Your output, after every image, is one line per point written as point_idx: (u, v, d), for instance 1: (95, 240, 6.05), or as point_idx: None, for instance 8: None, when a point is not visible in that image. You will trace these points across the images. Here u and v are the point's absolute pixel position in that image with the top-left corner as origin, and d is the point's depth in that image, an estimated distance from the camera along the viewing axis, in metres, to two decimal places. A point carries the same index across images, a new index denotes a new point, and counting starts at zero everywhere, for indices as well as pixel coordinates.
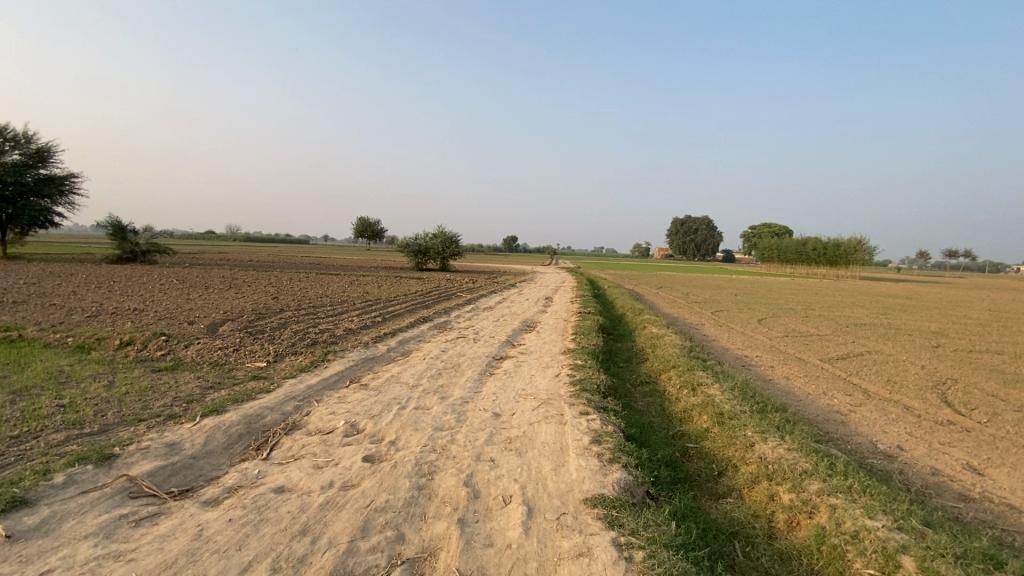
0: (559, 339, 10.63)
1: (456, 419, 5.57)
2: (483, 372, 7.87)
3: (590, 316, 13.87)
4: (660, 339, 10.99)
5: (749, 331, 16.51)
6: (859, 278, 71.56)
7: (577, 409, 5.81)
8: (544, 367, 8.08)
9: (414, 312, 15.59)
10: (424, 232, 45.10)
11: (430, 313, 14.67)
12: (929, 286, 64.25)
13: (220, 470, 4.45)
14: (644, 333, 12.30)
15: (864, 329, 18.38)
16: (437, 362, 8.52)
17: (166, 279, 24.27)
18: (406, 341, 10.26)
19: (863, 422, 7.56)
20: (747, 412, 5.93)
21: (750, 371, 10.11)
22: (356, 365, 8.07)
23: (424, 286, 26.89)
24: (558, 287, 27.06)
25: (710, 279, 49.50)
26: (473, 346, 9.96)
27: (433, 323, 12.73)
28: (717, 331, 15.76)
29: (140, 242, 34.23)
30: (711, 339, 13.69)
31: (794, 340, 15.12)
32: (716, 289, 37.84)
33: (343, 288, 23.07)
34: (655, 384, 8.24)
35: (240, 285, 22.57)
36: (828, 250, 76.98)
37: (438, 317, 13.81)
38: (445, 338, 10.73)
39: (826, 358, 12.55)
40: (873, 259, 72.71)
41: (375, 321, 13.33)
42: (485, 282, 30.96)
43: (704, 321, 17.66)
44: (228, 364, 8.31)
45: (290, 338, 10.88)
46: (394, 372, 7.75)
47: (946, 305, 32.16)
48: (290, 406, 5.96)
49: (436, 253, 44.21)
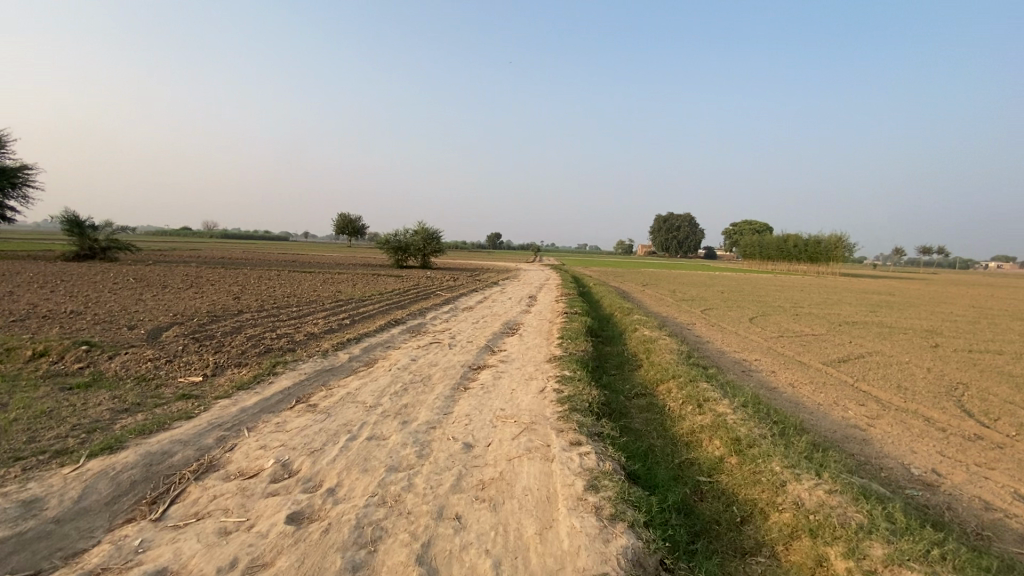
0: (544, 345, 9.59)
1: (417, 454, 4.48)
2: (456, 386, 6.79)
3: (577, 318, 12.84)
4: (654, 344, 10.01)
5: (743, 331, 15.68)
6: (840, 274, 72.04)
7: (567, 438, 4.77)
8: (526, 380, 7.02)
9: (387, 313, 14.38)
10: (404, 229, 43.72)
11: (404, 315, 13.51)
12: (907, 282, 64.85)
13: (88, 541, 3.30)
14: (636, 336, 11.30)
15: (858, 328, 17.74)
16: (404, 374, 7.40)
17: (122, 278, 22.53)
18: (373, 347, 9.10)
19: (889, 440, 6.65)
20: (770, 439, 4.95)
21: (754, 378, 9.18)
22: (307, 379, 6.91)
23: (402, 284, 25.63)
24: (542, 287, 24.76)
25: (694, 276, 49.09)
26: (447, 353, 8.85)
27: (406, 326, 11.57)
28: (710, 331, 14.88)
29: (100, 238, 32.27)
30: (705, 341, 12.81)
31: (790, 341, 14.32)
32: (701, 286, 37.24)
33: (315, 286, 21.68)
34: (652, 398, 7.24)
35: (202, 284, 20.99)
36: (809, 247, 77.38)
37: (411, 319, 12.66)
38: (417, 344, 9.60)
39: (829, 362, 11.74)
40: (853, 256, 73.39)
41: (342, 324, 12.10)
42: (466, 279, 29.79)
43: (695, 321, 16.80)
44: (156, 379, 7.05)
45: (241, 345, 9.62)
46: (351, 388, 6.61)
47: (931, 302, 32.03)
48: (210, 438, 4.80)
49: (416, 251, 42.90)
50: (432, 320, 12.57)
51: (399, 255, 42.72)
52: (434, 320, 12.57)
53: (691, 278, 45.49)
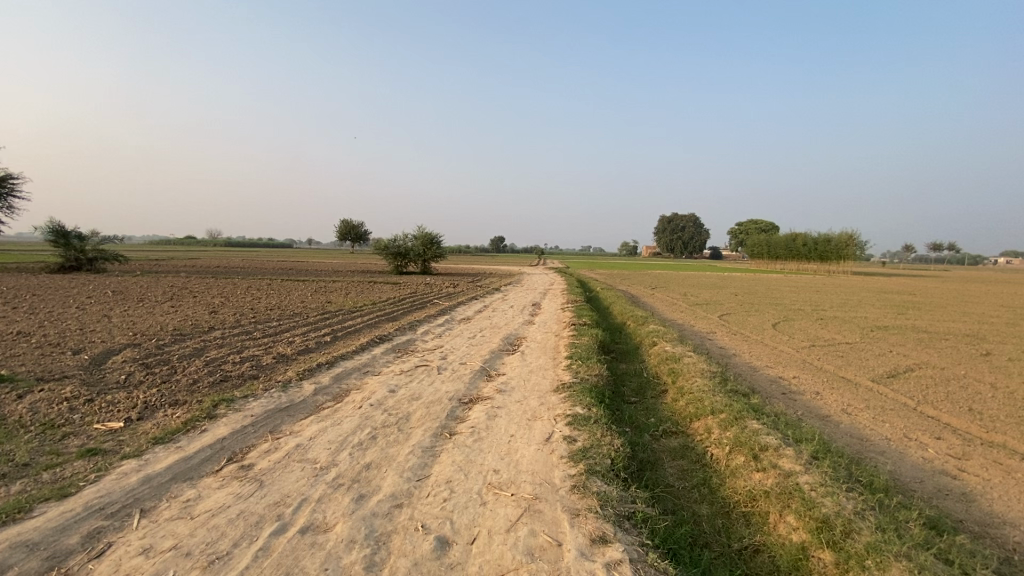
0: (550, 367, 8.11)
1: (367, 564, 3.04)
2: (439, 431, 5.33)
3: (586, 331, 11.36)
4: (679, 364, 8.48)
5: (769, 341, 14.16)
6: (851, 273, 70.11)
7: (587, 531, 3.32)
8: (529, 421, 5.55)
9: (375, 327, 12.94)
10: (404, 234, 42.35)
11: (392, 329, 12.09)
12: (923, 281, 62.85)
13: None
14: (656, 353, 9.79)
15: (893, 334, 16.13)
16: (376, 413, 5.95)
17: (101, 290, 21.22)
18: (346, 375, 7.65)
19: (999, 496, 5.13)
20: (875, 525, 3.49)
21: (801, 405, 7.67)
22: (252, 426, 5.47)
23: (399, 292, 24.21)
24: (547, 287, 27.22)
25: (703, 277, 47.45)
26: (434, 381, 7.39)
27: (392, 344, 10.12)
28: (734, 342, 13.37)
29: (87, 248, 31.07)
30: (732, 355, 11.30)
31: (825, 352, 12.78)
32: (712, 288, 35.68)
33: (303, 297, 20.30)
34: (688, 442, 5.77)
35: (183, 297, 19.63)
36: (819, 246, 75.53)
37: (399, 335, 11.20)
38: (400, 368, 8.14)
39: (877, 378, 10.19)
40: (864, 254, 71.52)
41: (320, 342, 10.65)
42: (467, 285, 28.37)
43: (714, 330, 15.26)
44: (65, 426, 5.61)
45: (195, 374, 8.18)
46: (305, 438, 5.17)
47: (957, 301, 30.29)
48: (76, 536, 3.37)
49: (416, 256, 41.59)
50: (424, 335, 11.13)
51: (398, 261, 41.38)
52: (425, 335, 11.14)
53: (700, 280, 43.93)
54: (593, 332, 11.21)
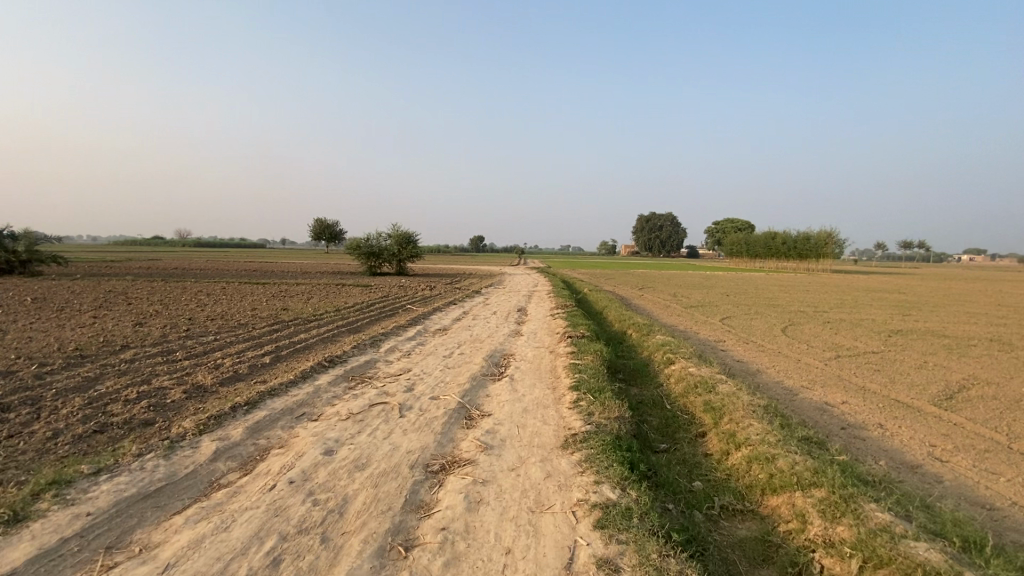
0: (550, 403, 6.09)
1: None
2: (388, 543, 3.26)
3: (587, 346, 9.36)
4: (716, 395, 6.55)
5: (789, 351, 12.41)
6: (831, 272, 70.09)
7: None
8: (534, 515, 3.54)
9: (330, 343, 10.72)
10: (377, 233, 39.93)
11: (351, 345, 9.91)
12: (901, 278, 63.07)
13: None
14: (677, 376, 7.86)
15: (915, 341, 14.64)
16: (296, 500, 3.85)
17: (21, 296, 18.41)
18: (270, 424, 5.50)
19: None
20: None
21: (884, 454, 5.80)
22: (76, 542, 3.31)
23: (369, 295, 21.93)
24: (533, 288, 26.35)
25: (688, 277, 46.19)
26: (393, 429, 5.31)
27: (346, 367, 7.98)
28: (752, 355, 11.59)
29: (18, 249, 27.88)
30: (759, 374, 9.51)
31: (858, 366, 11.07)
32: (701, 288, 34.22)
33: (257, 303, 17.87)
34: (770, 534, 3.85)
35: (114, 304, 16.99)
36: (798, 244, 75.45)
37: (357, 354, 9.04)
38: (349, 409, 6.02)
39: (937, 400, 8.48)
40: (843, 253, 71.68)
41: (254, 368, 8.42)
42: (445, 287, 26.22)
43: (724, 338, 13.46)
44: None
45: (62, 422, 5.92)
46: (157, 568, 3.05)
47: (951, 301, 29.40)
48: None
49: (390, 256, 39.23)
50: (388, 355, 8.99)
51: (372, 261, 38.90)
52: (390, 355, 9.00)
53: (686, 279, 42.47)
54: (597, 349, 9.21)
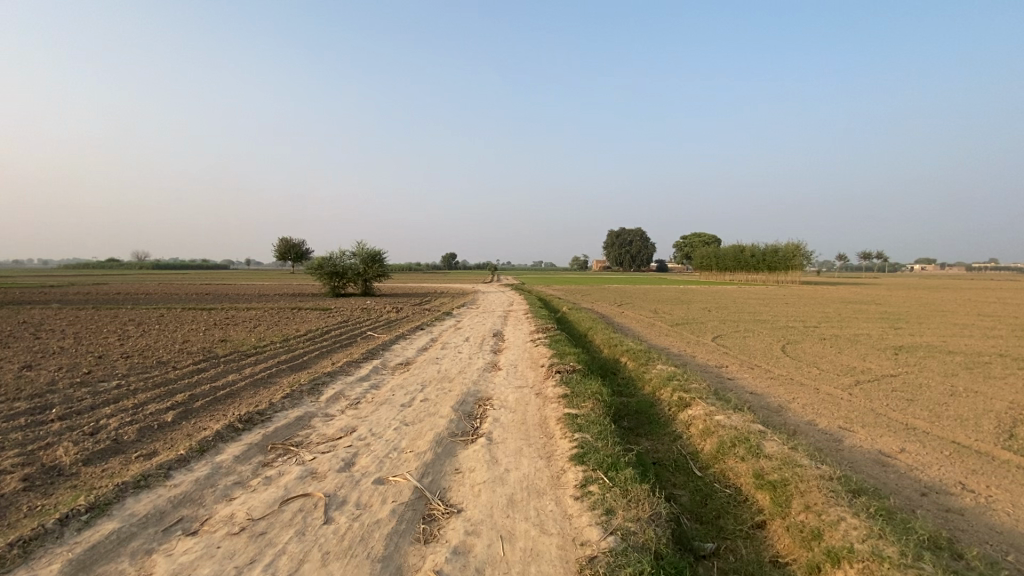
0: (547, 486, 4.30)
1: None
2: None
3: (582, 385, 7.54)
4: (769, 461, 4.82)
5: (802, 378, 10.93)
6: (801, 284, 70.69)
7: None
8: None
9: (262, 388, 8.61)
10: (342, 251, 37.68)
11: (286, 392, 7.86)
12: (868, 288, 64.12)
13: None
14: (701, 428, 6.14)
15: (927, 360, 13.43)
16: None
17: None
18: (109, 552, 3.49)
19: None
20: None
21: (1008, 544, 4.21)
22: None
23: (327, 321, 19.72)
24: (509, 308, 24.59)
25: (664, 291, 45.37)
26: (308, 556, 3.42)
27: (266, 432, 5.96)
28: (765, 385, 10.03)
29: None
30: (786, 411, 7.95)
31: (886, 394, 9.62)
32: (681, 302, 33.21)
33: (191, 334, 15.49)
34: None
35: (15, 339, 14.32)
36: (768, 257, 76.07)
37: (289, 406, 7.01)
38: (249, 511, 4.08)
39: (1003, 441, 7.07)
40: (811, 264, 72.74)
41: (145, 433, 6.31)
42: (414, 309, 24.21)
43: (727, 364, 11.89)
44: None
45: None
46: None
47: (931, 312, 28.93)
48: None
49: (356, 275, 37.00)
50: (329, 408, 7.01)
51: (336, 281, 36.58)
52: (331, 408, 7.00)
53: (663, 294, 41.58)
54: (594, 388, 7.40)
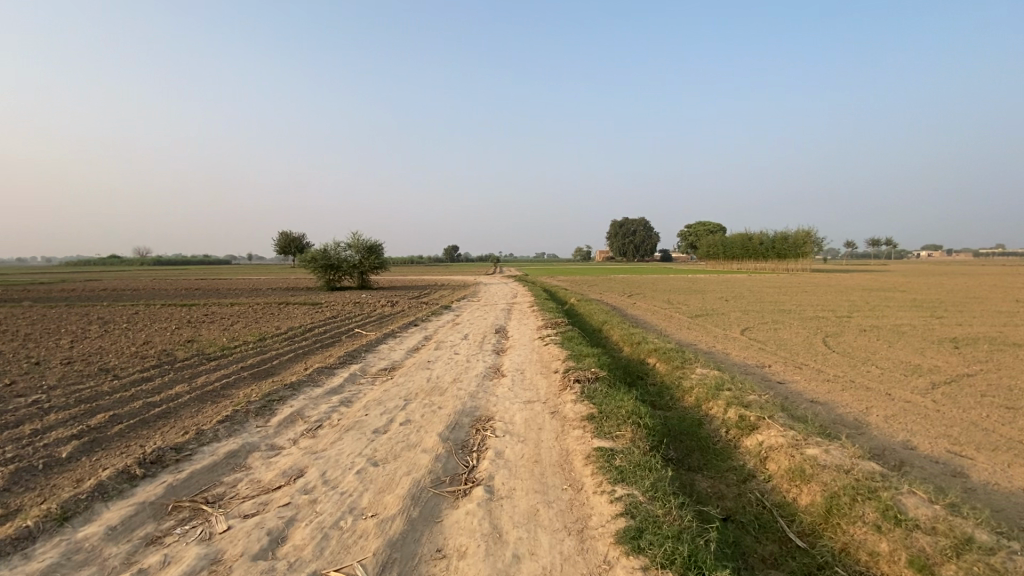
0: None
1: None
2: None
3: (615, 401, 5.73)
4: (935, 547, 3.04)
5: (865, 381, 9.11)
6: (812, 271, 68.46)
7: None
8: None
9: (204, 405, 6.84)
10: (337, 243, 35.93)
11: (228, 413, 6.10)
12: (883, 274, 61.98)
13: None
14: (789, 468, 4.34)
15: (997, 354, 11.59)
16: None
17: None
18: None
19: None
20: None
21: None
22: None
23: (314, 317, 18.00)
24: (513, 300, 22.84)
25: (673, 281, 43.51)
26: None
27: (174, 485, 4.19)
28: (827, 391, 8.22)
29: None
30: (873, 430, 6.18)
31: (980, 401, 7.80)
32: (694, 293, 31.36)
33: (155, 334, 13.74)
34: None
35: None
36: (776, 243, 74.00)
37: (222, 436, 5.23)
38: None
39: None
40: (823, 251, 70.59)
41: (18, 479, 4.58)
42: (412, 303, 22.49)
43: (770, 365, 10.09)
44: None
45: None
46: None
47: (964, 299, 26.92)
48: None
49: (352, 269, 35.27)
50: (276, 440, 5.24)
51: (331, 275, 34.90)
52: (279, 440, 5.23)
53: (673, 284, 39.66)
54: (631, 405, 5.58)
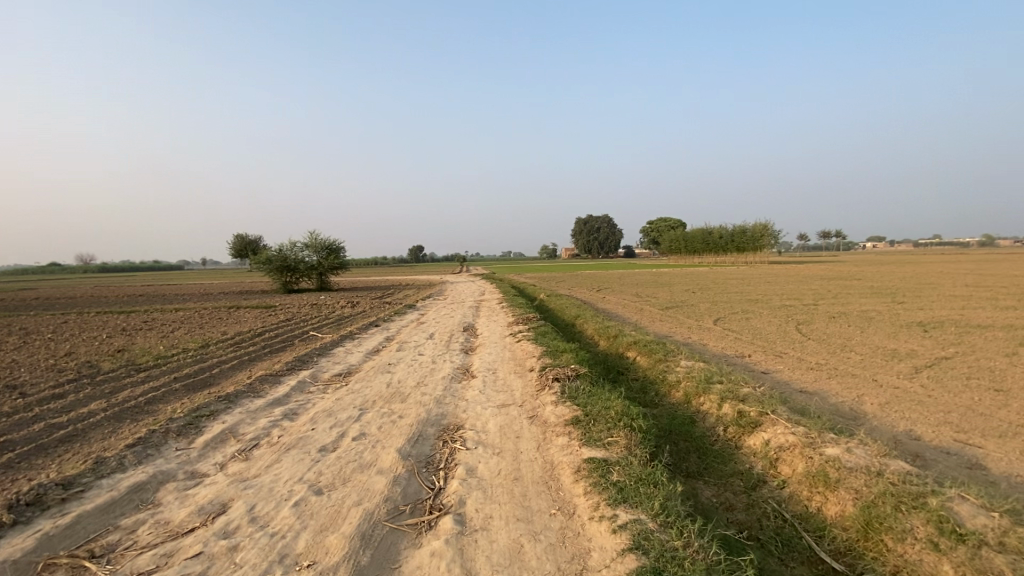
0: None
1: None
2: None
3: (601, 402, 5.03)
4: (1015, 573, 2.48)
5: (849, 368, 8.79)
6: (771, 263, 70.43)
7: None
8: None
9: (118, 425, 5.77)
10: (294, 243, 34.23)
11: (143, 433, 5.09)
12: (837, 265, 64.25)
13: None
14: (808, 472, 3.76)
15: (967, 337, 11.59)
16: None
17: None
18: None
19: None
20: None
21: None
22: None
23: (267, 320, 16.70)
24: (480, 298, 22.06)
25: (640, 276, 43.58)
26: None
27: (50, 536, 3.22)
28: (815, 380, 7.82)
29: None
30: (875, 421, 5.72)
31: (968, 385, 7.54)
32: (662, 286, 31.31)
33: (80, 344, 12.25)
34: None
35: None
36: (736, 236, 75.80)
37: (128, 465, 4.24)
38: None
39: None
40: (780, 244, 72.73)
41: None
42: (374, 303, 21.36)
43: (752, 354, 9.66)
44: None
45: None
46: None
47: (917, 286, 27.80)
48: None
49: (310, 270, 33.67)
50: (197, 466, 4.29)
51: (288, 277, 33.22)
52: (202, 467, 4.29)
53: (640, 278, 39.66)
54: (621, 406, 4.89)
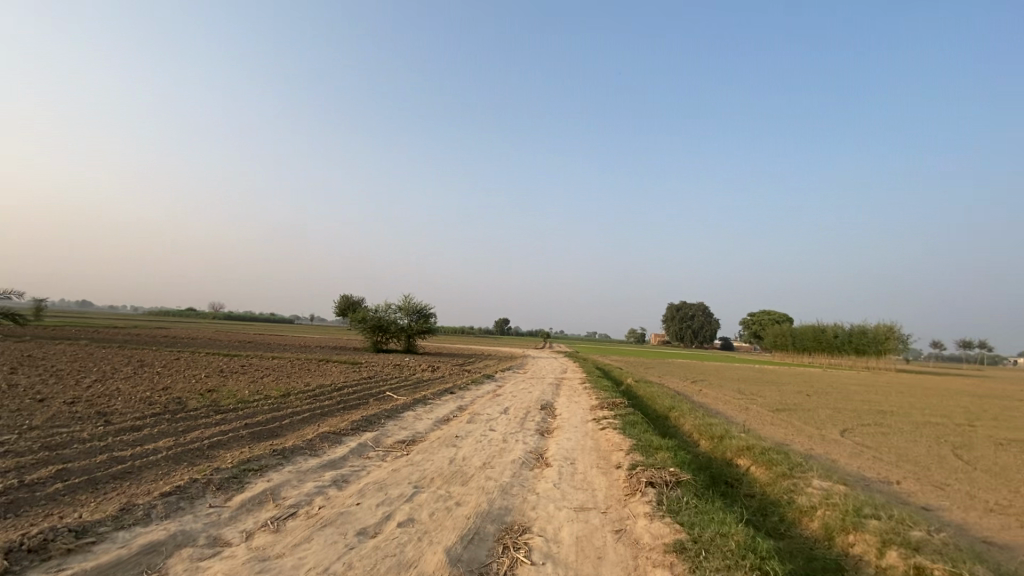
0: None
1: None
2: None
3: (717, 524, 3.82)
4: None
5: None
6: (897, 371, 61.54)
7: None
8: None
9: (171, 468, 5.45)
10: (388, 305, 35.82)
11: (186, 481, 4.68)
12: (985, 380, 54.47)
13: None
14: None
15: None
16: None
17: None
18: None
19: None
20: None
21: None
22: None
23: (349, 376, 16.83)
24: (562, 376, 20.95)
25: (738, 370, 39.80)
26: None
27: None
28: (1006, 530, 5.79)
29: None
30: None
31: None
32: (767, 384, 27.99)
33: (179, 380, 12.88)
34: None
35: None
36: (853, 337, 67.87)
37: (152, 519, 3.77)
38: None
39: None
40: (909, 350, 63.74)
41: None
42: (454, 370, 21.00)
43: (902, 481, 7.62)
44: None
45: None
46: None
47: None
48: None
49: (400, 332, 34.75)
50: (222, 532, 3.71)
51: (378, 337, 34.52)
52: (227, 533, 3.70)
53: (739, 373, 36.06)
54: (746, 535, 3.65)
